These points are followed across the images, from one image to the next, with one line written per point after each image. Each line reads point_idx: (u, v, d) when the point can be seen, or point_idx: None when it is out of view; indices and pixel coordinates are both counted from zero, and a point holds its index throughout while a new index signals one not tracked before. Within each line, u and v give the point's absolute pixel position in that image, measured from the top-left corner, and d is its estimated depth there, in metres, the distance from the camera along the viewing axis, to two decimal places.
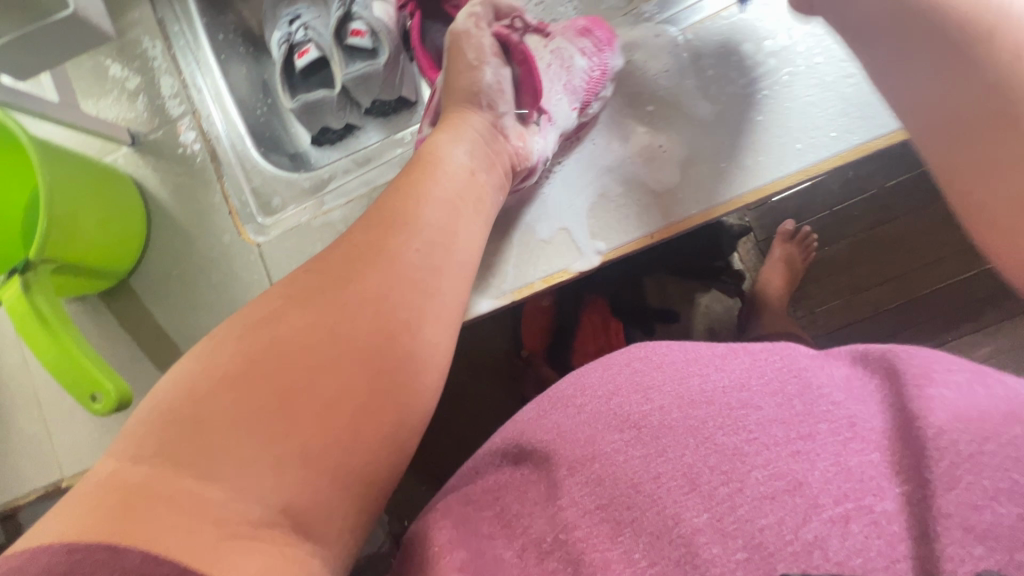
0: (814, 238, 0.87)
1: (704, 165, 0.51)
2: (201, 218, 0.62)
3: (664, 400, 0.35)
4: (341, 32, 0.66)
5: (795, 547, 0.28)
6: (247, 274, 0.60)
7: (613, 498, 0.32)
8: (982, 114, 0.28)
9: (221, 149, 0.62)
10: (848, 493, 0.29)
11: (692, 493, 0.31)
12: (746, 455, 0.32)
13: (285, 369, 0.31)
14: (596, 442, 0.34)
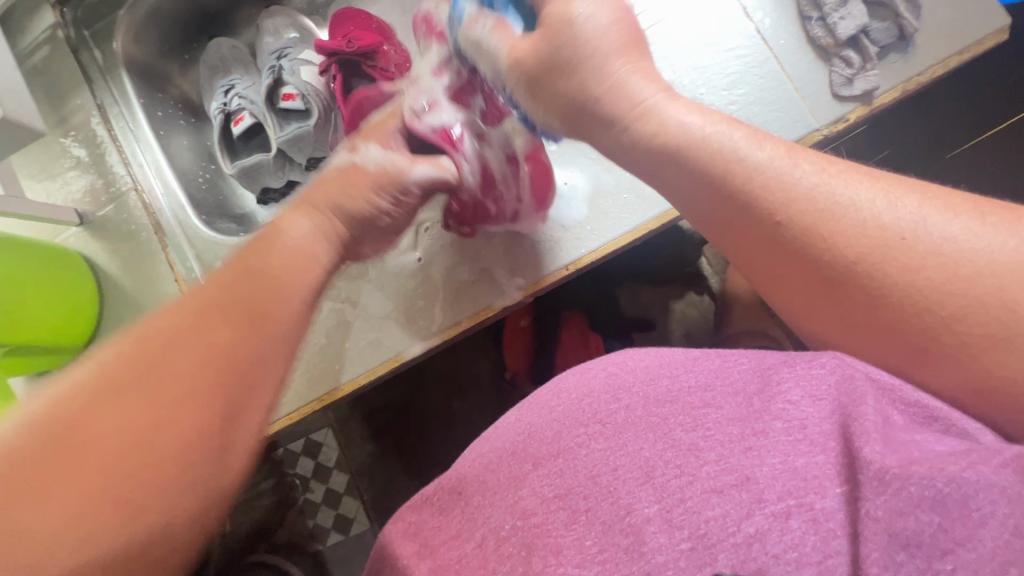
0: None
1: (608, 198, 0.56)
2: (153, 285, 0.64)
3: (631, 400, 0.34)
4: (273, 97, 0.71)
5: (737, 538, 0.27)
6: None
7: (573, 487, 0.31)
8: (710, 212, 0.36)
9: (164, 220, 0.66)
10: (791, 491, 0.27)
11: (646, 485, 0.30)
12: (700, 450, 0.30)
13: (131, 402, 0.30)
14: (562, 438, 0.33)
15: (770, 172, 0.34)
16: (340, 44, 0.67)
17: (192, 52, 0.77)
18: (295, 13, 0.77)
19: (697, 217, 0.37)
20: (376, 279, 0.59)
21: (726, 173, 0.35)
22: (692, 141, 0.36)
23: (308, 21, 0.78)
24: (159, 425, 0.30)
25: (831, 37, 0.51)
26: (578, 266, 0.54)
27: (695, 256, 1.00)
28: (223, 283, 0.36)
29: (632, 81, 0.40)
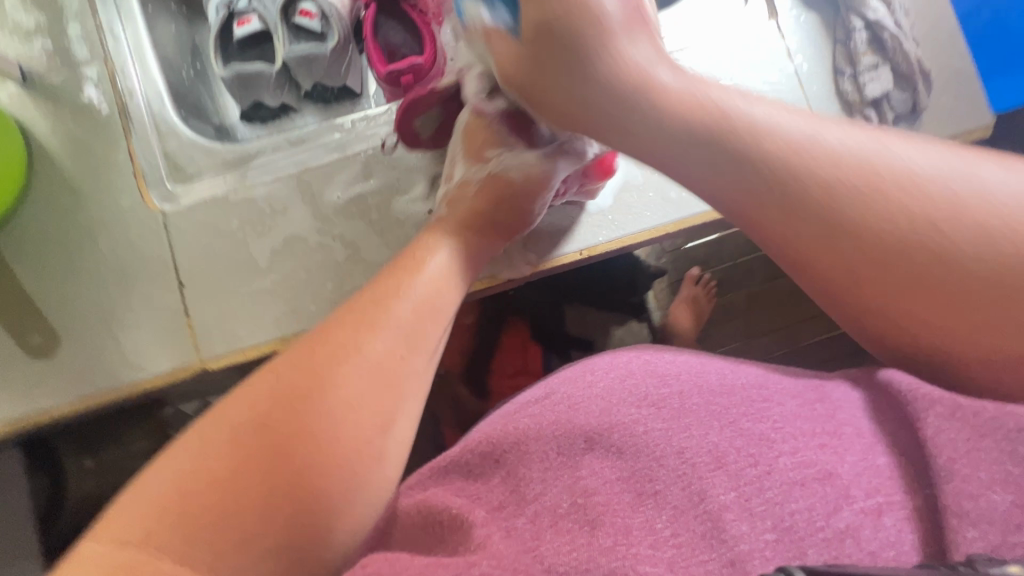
0: (714, 285, 1.06)
1: (634, 193, 0.55)
2: (104, 176, 0.55)
3: (683, 386, 0.35)
4: (289, 10, 0.63)
5: (827, 534, 0.27)
6: (144, 247, 0.54)
7: (637, 468, 0.31)
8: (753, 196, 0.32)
9: (133, 106, 0.57)
10: (878, 489, 0.28)
11: (719, 471, 0.29)
12: (771, 443, 0.30)
13: (248, 491, 0.26)
14: (613, 412, 0.33)
15: (805, 150, 0.31)
16: None
17: None
18: None
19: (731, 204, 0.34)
20: (375, 224, 0.54)
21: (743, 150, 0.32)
22: (744, 135, 0.32)
23: None
24: (356, 440, 0.29)
25: (858, 94, 0.56)
26: (592, 251, 0.54)
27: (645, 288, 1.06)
28: (272, 431, 0.27)
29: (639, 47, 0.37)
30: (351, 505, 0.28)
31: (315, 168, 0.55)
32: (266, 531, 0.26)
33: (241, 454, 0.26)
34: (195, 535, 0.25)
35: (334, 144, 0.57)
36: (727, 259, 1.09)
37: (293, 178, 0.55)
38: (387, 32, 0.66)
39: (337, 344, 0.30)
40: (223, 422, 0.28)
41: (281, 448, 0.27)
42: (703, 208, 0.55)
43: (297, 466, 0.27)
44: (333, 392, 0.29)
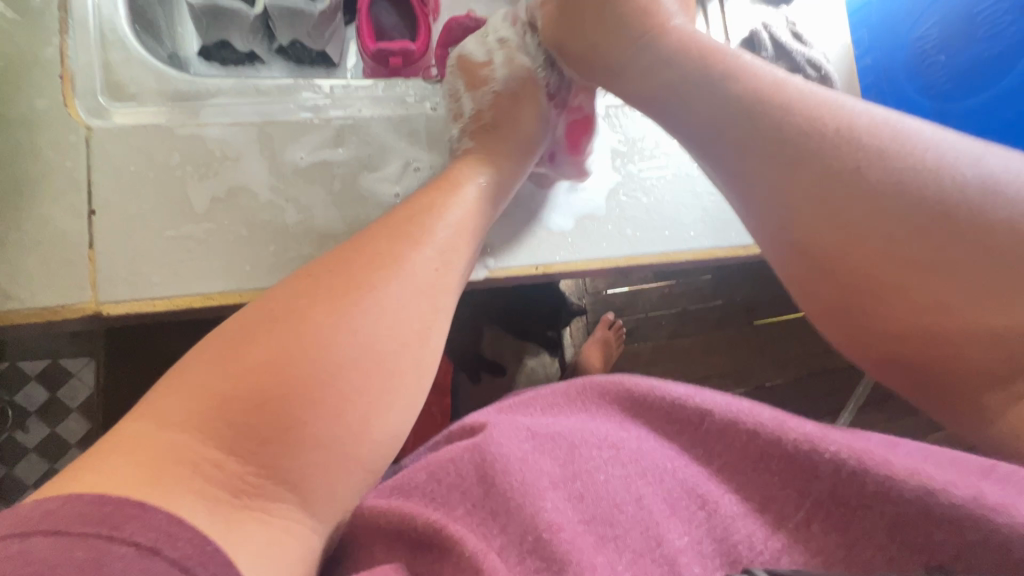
0: (623, 330, 1.10)
1: (599, 223, 0.58)
2: (22, 71, 0.48)
3: (640, 434, 0.34)
4: None
5: (766, 557, 0.29)
6: (51, 158, 0.47)
7: (597, 513, 0.29)
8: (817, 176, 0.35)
9: (78, 3, 0.50)
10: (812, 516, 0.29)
11: (672, 517, 0.30)
12: (717, 480, 0.31)
13: (259, 379, 0.30)
14: (577, 457, 0.32)
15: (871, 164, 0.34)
16: None
17: None
18: None
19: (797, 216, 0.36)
20: (337, 194, 0.51)
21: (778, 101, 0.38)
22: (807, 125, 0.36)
23: None
24: (382, 337, 0.33)
25: None
26: (548, 270, 0.56)
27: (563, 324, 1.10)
28: (282, 320, 0.32)
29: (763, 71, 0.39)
30: (381, 404, 0.32)
31: (282, 122, 0.52)
32: (306, 417, 0.30)
33: (276, 349, 0.31)
34: (242, 422, 0.29)
35: (308, 106, 0.54)
36: (639, 309, 1.17)
37: (254, 126, 0.51)
38: (378, 12, 0.65)
39: (369, 255, 0.36)
40: (261, 319, 0.32)
41: (316, 339, 0.31)
42: (655, 249, 0.59)
43: (333, 357, 0.31)
44: (366, 292, 0.34)
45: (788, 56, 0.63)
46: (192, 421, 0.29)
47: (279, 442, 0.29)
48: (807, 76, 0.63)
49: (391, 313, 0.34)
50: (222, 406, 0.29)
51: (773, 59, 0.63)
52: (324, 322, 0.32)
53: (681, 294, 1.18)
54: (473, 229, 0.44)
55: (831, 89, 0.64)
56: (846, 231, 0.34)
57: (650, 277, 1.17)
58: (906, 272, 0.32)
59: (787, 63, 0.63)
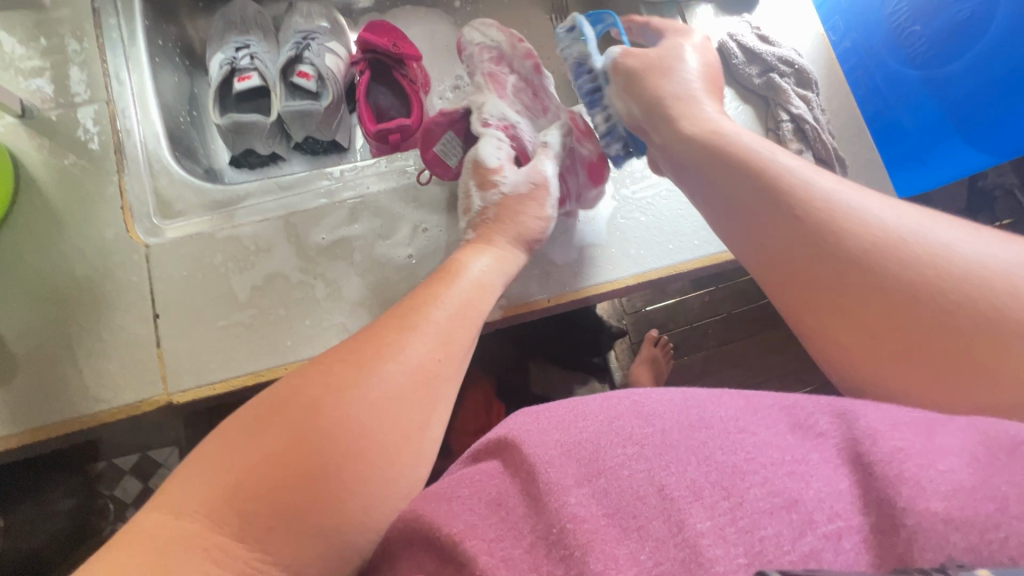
0: (671, 345, 1.10)
1: (602, 249, 0.61)
2: (91, 207, 0.57)
3: (666, 424, 0.32)
4: (288, 71, 0.70)
5: (795, 556, 0.26)
6: (121, 276, 0.55)
7: (620, 507, 0.28)
8: (749, 195, 0.44)
9: (129, 145, 0.60)
10: (840, 512, 0.28)
11: (697, 503, 0.28)
12: (747, 471, 0.29)
13: (271, 468, 0.33)
14: (601, 456, 0.30)
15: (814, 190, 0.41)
16: (385, 43, 0.70)
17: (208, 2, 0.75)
18: (331, 8, 0.79)
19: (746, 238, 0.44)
20: (358, 264, 0.57)
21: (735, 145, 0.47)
22: (779, 171, 0.43)
23: (343, 20, 0.80)
24: (381, 428, 0.37)
25: None
26: (558, 300, 0.59)
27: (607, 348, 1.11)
28: (291, 412, 0.36)
29: (703, 103, 0.54)
30: (380, 487, 0.36)
31: (302, 211, 0.58)
32: (310, 503, 0.33)
33: (330, 420, 0.36)
34: (287, 477, 0.33)
35: (324, 191, 0.60)
36: (684, 322, 1.16)
37: (280, 219, 0.58)
38: (377, 95, 0.73)
39: (378, 347, 0.40)
40: (315, 387, 0.37)
41: (363, 407, 0.37)
42: (662, 264, 0.61)
43: (377, 424, 0.37)
44: (371, 381, 0.38)
45: (759, 58, 0.66)
46: (240, 475, 0.33)
47: (316, 494, 0.33)
48: (782, 73, 0.65)
49: (389, 404, 0.38)
50: (280, 460, 0.33)
51: (745, 64, 0.66)
52: (362, 395, 0.37)
53: (724, 298, 1.17)
54: (469, 311, 0.47)
55: (807, 80, 0.66)
56: (783, 220, 0.41)
57: (688, 287, 1.17)
58: (835, 283, 0.37)
59: (758, 65, 0.66)
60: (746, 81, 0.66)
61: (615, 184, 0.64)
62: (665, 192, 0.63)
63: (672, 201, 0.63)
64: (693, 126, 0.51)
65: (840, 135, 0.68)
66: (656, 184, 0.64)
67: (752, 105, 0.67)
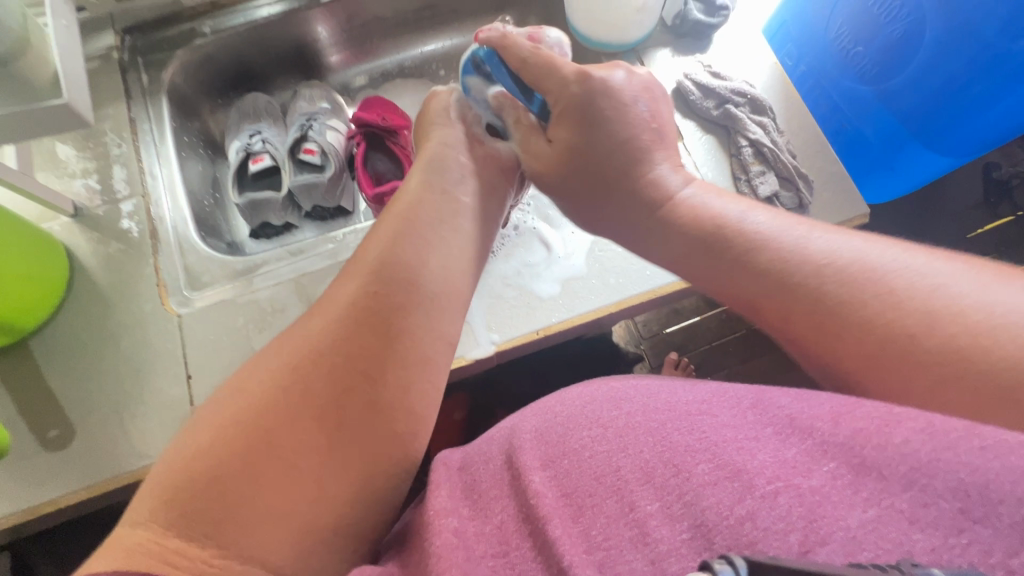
0: (691, 366, 1.11)
1: (583, 281, 0.66)
2: (134, 286, 0.65)
3: (631, 408, 0.41)
4: (296, 149, 0.80)
5: (731, 522, 0.31)
6: (161, 343, 0.63)
7: (579, 486, 0.36)
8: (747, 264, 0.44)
9: (162, 229, 0.69)
10: (779, 476, 0.33)
11: (646, 484, 0.35)
12: (694, 450, 0.36)
13: (290, 434, 0.38)
14: (568, 438, 0.39)
15: (813, 260, 0.41)
16: (376, 118, 0.79)
17: (226, 98, 0.87)
18: (331, 91, 0.90)
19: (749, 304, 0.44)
20: None
21: (716, 220, 0.47)
22: (768, 243, 0.43)
23: (341, 99, 0.90)
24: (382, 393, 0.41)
25: (754, 194, 0.68)
26: (547, 331, 0.63)
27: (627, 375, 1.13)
28: (301, 376, 0.41)
29: (668, 177, 0.52)
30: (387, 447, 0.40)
31: (311, 272, 0.66)
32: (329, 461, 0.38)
33: (338, 393, 0.40)
34: (284, 426, 0.38)
35: (329, 252, 0.67)
36: (702, 342, 1.17)
37: (292, 281, 0.65)
38: (375, 162, 0.81)
39: (367, 314, 0.44)
40: (317, 338, 0.43)
41: (359, 356, 0.42)
42: (641, 290, 0.65)
43: (375, 371, 0.42)
44: (364, 340, 0.43)
45: (714, 92, 0.72)
46: (248, 419, 0.38)
47: (316, 450, 0.38)
48: (736, 103, 0.71)
49: (386, 367, 0.43)
50: (283, 406, 0.39)
51: (702, 98, 0.72)
52: (372, 370, 0.42)
53: (740, 315, 1.18)
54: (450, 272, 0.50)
55: (762, 107, 0.71)
56: (794, 291, 0.41)
57: (703, 307, 1.18)
58: (858, 345, 0.38)
59: (714, 99, 0.71)
60: (705, 114, 0.71)
61: None
62: None
63: None
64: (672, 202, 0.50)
65: (804, 153, 0.71)
66: None
67: (715, 134, 0.72)
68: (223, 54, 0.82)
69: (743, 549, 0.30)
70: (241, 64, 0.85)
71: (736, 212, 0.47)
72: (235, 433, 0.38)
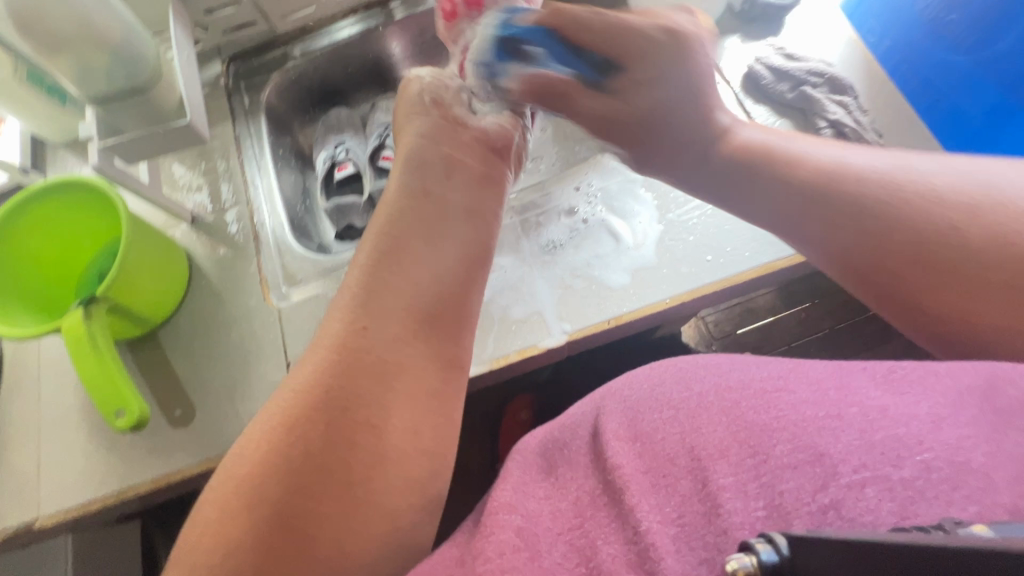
0: None
1: (653, 271, 0.66)
2: (242, 284, 0.73)
3: (703, 387, 0.39)
4: (376, 156, 0.86)
5: (812, 507, 0.31)
6: (266, 332, 0.70)
7: (654, 466, 0.36)
8: (809, 206, 0.46)
9: (263, 233, 0.77)
10: (868, 464, 0.32)
11: (722, 460, 0.34)
12: (772, 430, 0.35)
13: (310, 465, 0.37)
14: (641, 419, 0.39)
15: (888, 187, 0.44)
16: None
17: (313, 114, 0.96)
18: None
19: (823, 248, 0.46)
20: None
21: (782, 155, 0.49)
22: (842, 174, 0.46)
23: None
24: (380, 426, 0.40)
25: None
26: (618, 319, 0.64)
27: None
28: (303, 409, 0.39)
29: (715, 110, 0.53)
30: (395, 476, 0.39)
31: None
32: (347, 492, 0.37)
33: (332, 426, 0.38)
34: (313, 493, 0.36)
35: None
36: (781, 341, 1.11)
37: None
38: None
39: (354, 346, 0.42)
40: (313, 394, 0.40)
41: (376, 402, 0.40)
42: (714, 278, 0.64)
43: (375, 418, 0.40)
44: (346, 382, 0.40)
45: (788, 76, 0.70)
46: (276, 493, 0.36)
47: (337, 519, 0.36)
48: (814, 84, 0.69)
49: (386, 391, 0.41)
50: (307, 473, 0.37)
51: (775, 83, 0.70)
52: (370, 393, 0.40)
53: (822, 314, 1.11)
54: (425, 288, 0.46)
55: (841, 86, 0.69)
56: (863, 222, 0.44)
57: (780, 305, 1.12)
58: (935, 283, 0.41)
59: (789, 82, 0.69)
60: (780, 98, 0.69)
61: (660, 210, 0.69)
62: (710, 209, 0.67)
63: (717, 217, 0.67)
64: (737, 155, 0.51)
65: (891, 132, 0.68)
66: (699, 204, 0.68)
67: (790, 118, 0.70)
68: (310, 75, 0.90)
69: (824, 532, 0.30)
70: (325, 83, 0.93)
71: (780, 138, 0.51)
72: (269, 515, 0.35)
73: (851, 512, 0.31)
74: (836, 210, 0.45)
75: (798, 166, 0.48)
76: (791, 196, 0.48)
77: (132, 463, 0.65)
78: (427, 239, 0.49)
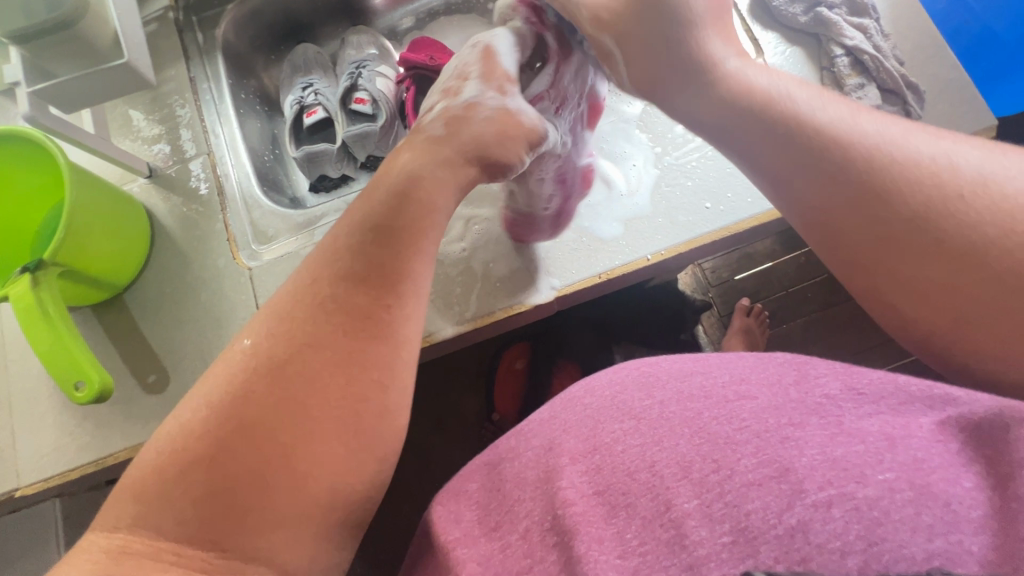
0: (766, 313, 1.01)
1: (646, 220, 0.61)
2: (207, 244, 0.68)
3: (664, 395, 0.38)
4: (347, 99, 0.79)
5: (779, 530, 0.30)
6: (237, 297, 0.66)
7: (611, 484, 0.35)
8: (790, 151, 0.42)
9: (228, 186, 0.71)
10: (831, 480, 0.31)
11: (683, 480, 0.33)
12: (736, 443, 0.34)
13: (245, 413, 0.35)
14: (597, 432, 0.37)
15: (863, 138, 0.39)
16: (424, 59, 0.75)
17: (279, 52, 0.87)
18: (378, 35, 0.87)
19: (785, 185, 0.42)
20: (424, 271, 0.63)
21: (753, 97, 0.45)
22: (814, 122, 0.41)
23: (388, 43, 0.87)
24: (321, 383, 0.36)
25: None
26: (611, 273, 0.60)
27: (693, 323, 1.04)
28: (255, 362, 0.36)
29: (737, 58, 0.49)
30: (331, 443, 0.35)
31: None
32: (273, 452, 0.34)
33: (268, 381, 0.35)
34: (246, 499, 0.33)
35: None
36: (778, 288, 1.07)
37: None
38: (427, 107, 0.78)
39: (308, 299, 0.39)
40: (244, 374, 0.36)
41: (309, 402, 0.35)
42: (715, 226, 0.59)
43: (312, 389, 0.36)
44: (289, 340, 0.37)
45: None
46: (198, 501, 0.33)
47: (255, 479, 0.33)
48: (831, 5, 0.62)
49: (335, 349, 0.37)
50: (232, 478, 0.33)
51: (787, 3, 0.63)
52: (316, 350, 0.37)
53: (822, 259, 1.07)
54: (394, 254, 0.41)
55: (862, 7, 0.61)
56: (821, 174, 0.40)
57: (779, 250, 1.07)
58: (893, 251, 0.37)
59: (803, 3, 0.62)
60: (791, 22, 0.62)
61: (659, 159, 0.64)
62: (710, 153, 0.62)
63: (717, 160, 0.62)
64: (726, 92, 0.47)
65: (914, 58, 0.60)
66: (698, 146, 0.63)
67: (803, 45, 0.63)
68: (269, 6, 0.81)
69: (793, 562, 0.29)
70: (289, 15, 0.84)
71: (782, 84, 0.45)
72: (194, 462, 0.34)
73: (820, 538, 0.29)
74: (813, 155, 0.40)
75: (791, 108, 0.43)
76: (773, 134, 0.43)
77: (108, 433, 0.63)
78: (399, 222, 0.42)
